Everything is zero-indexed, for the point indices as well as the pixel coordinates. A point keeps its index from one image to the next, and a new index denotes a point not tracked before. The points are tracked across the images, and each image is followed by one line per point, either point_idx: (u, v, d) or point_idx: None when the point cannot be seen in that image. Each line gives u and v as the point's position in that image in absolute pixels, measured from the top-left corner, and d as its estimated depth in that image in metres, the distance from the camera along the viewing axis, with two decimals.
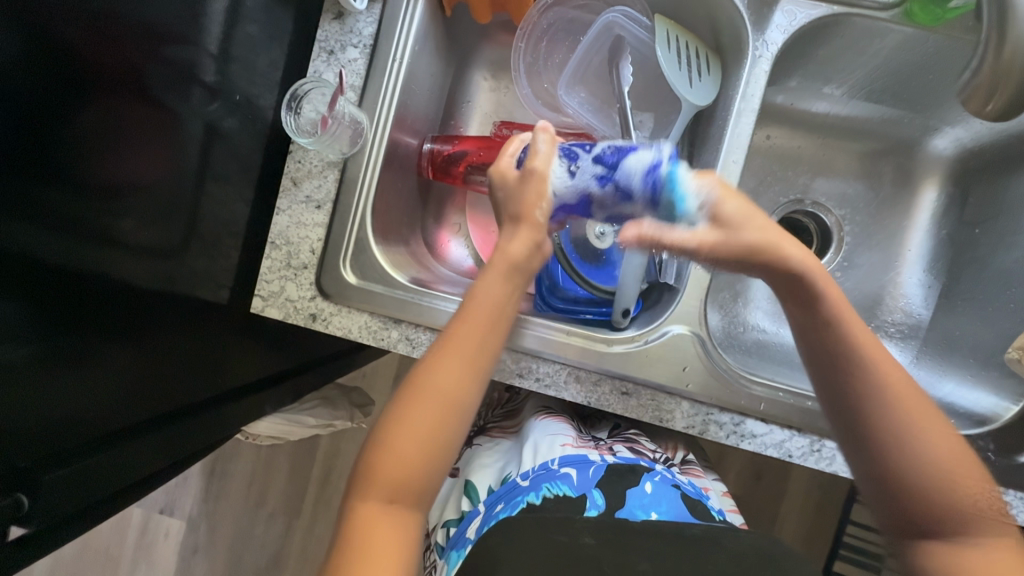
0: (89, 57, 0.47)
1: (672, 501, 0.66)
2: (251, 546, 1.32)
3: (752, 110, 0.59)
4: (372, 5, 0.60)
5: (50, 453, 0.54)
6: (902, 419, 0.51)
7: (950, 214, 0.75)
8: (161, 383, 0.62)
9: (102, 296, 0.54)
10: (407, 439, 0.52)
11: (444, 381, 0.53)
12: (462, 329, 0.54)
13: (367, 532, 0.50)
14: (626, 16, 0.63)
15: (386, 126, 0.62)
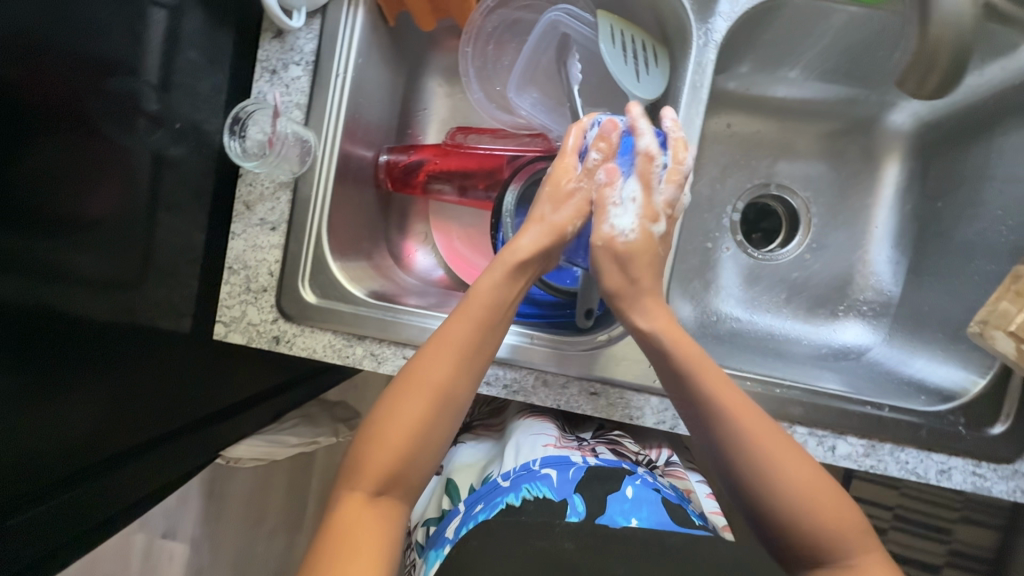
0: (29, 93, 0.46)
1: (652, 505, 0.64)
2: (256, 564, 1.32)
3: (701, 102, 0.60)
4: (311, 21, 0.60)
5: (25, 490, 0.52)
6: (739, 432, 0.50)
7: (913, 189, 0.74)
8: (135, 413, 0.61)
9: (64, 333, 0.53)
10: (396, 431, 0.51)
11: (437, 369, 0.53)
12: (459, 322, 0.54)
13: (353, 526, 0.48)
14: (570, 14, 0.62)
15: (336, 143, 0.62)
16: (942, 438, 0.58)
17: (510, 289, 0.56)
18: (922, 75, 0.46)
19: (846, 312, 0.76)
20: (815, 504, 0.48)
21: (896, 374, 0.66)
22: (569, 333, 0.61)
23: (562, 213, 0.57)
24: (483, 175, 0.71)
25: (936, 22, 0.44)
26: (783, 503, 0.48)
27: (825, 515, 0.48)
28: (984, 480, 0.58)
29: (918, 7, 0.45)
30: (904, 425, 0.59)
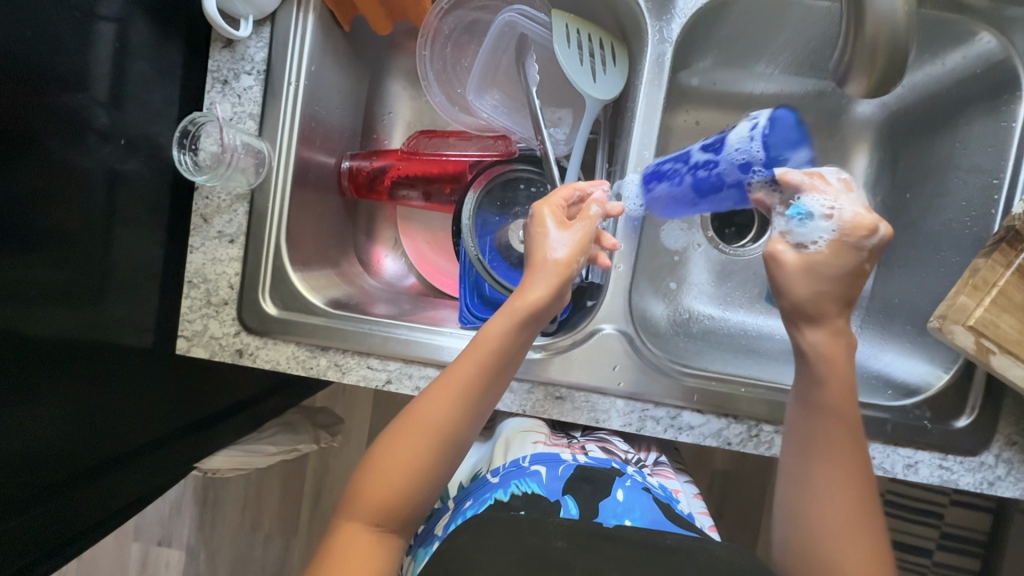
0: None
1: (645, 505, 0.66)
2: (252, 569, 1.32)
3: (660, 101, 0.59)
4: (261, 29, 0.59)
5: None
6: (824, 482, 0.49)
7: (883, 179, 0.73)
8: (106, 426, 0.61)
9: (10, 350, 0.51)
10: (394, 471, 0.50)
11: (440, 411, 0.51)
12: (460, 365, 0.52)
13: (348, 550, 0.48)
14: (525, 14, 0.62)
15: (291, 151, 0.61)
16: (908, 432, 0.58)
17: (520, 336, 0.53)
18: (863, 72, 0.47)
19: None
20: (845, 546, 0.47)
21: (863, 368, 0.65)
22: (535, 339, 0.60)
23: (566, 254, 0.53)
24: (449, 178, 0.71)
25: (870, 19, 0.44)
26: (814, 523, 0.49)
27: (848, 553, 0.47)
28: (951, 473, 0.58)
29: (853, 4, 0.45)
30: (870, 420, 0.59)
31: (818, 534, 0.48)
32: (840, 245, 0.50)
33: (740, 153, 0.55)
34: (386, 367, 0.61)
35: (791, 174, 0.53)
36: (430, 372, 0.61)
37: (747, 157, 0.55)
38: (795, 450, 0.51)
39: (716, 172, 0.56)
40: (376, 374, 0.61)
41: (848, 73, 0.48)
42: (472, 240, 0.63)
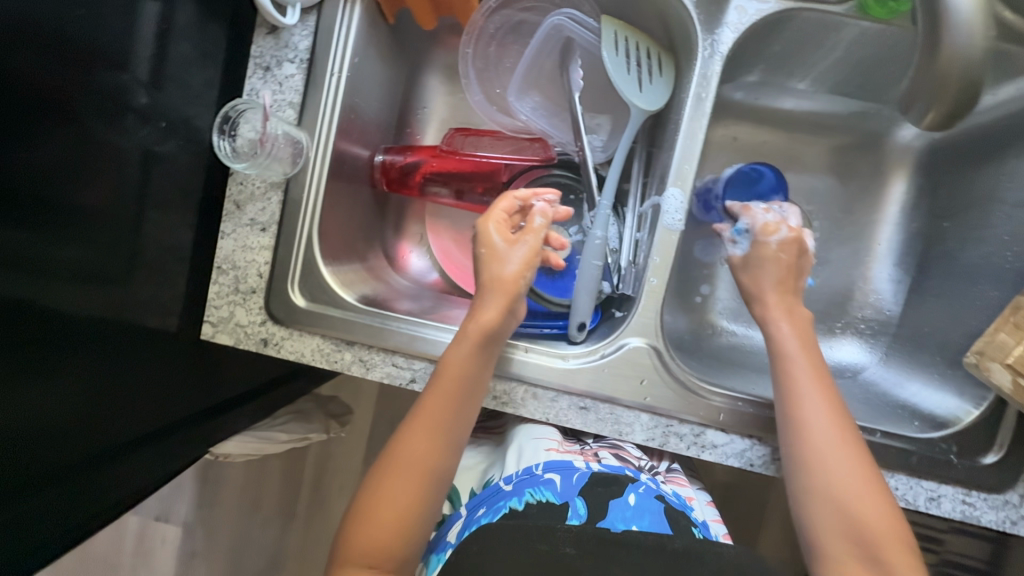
0: (20, 78, 0.45)
1: (654, 515, 0.66)
2: (249, 550, 1.31)
3: (705, 114, 0.57)
4: (307, 18, 0.58)
5: (23, 483, 0.52)
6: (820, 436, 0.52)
7: (921, 206, 0.73)
8: (127, 406, 0.61)
9: (30, 324, 0.50)
10: (384, 516, 0.51)
11: (419, 447, 0.53)
12: (432, 400, 0.54)
13: None
14: (573, 18, 0.62)
15: (329, 143, 0.60)
16: (934, 465, 0.58)
17: (483, 360, 0.55)
18: (931, 102, 0.48)
19: (843, 329, 0.76)
20: (850, 485, 0.50)
21: (892, 398, 0.66)
22: (561, 349, 0.60)
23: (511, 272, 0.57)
24: (483, 178, 0.70)
25: (945, 52, 0.45)
26: (836, 492, 0.50)
27: (866, 516, 0.49)
28: (973, 509, 0.58)
29: (928, 33, 0.46)
30: (895, 451, 0.58)
31: (840, 504, 0.50)
32: (759, 247, 0.61)
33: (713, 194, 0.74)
34: (411, 366, 0.61)
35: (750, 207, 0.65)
36: None
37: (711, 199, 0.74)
38: (793, 427, 0.53)
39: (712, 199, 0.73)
40: (400, 373, 0.61)
41: (919, 100, 0.50)
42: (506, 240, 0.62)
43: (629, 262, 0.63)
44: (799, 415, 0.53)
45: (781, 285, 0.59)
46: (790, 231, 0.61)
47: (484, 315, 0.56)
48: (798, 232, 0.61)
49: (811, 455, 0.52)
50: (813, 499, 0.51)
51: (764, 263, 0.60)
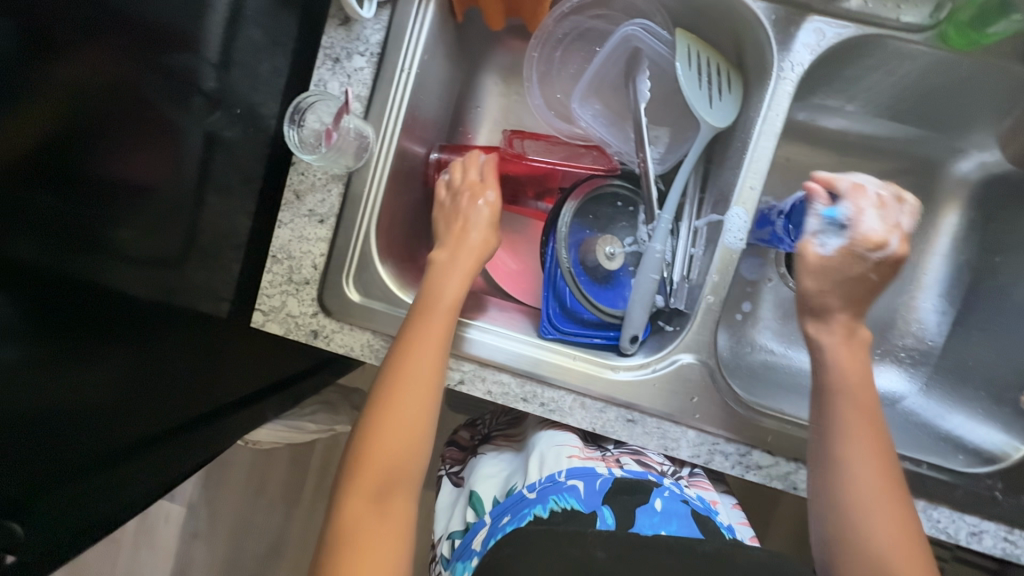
0: (82, 57, 0.45)
1: (682, 519, 0.65)
2: (252, 535, 1.28)
3: (775, 133, 0.57)
4: (381, 12, 0.58)
5: (52, 473, 0.52)
6: (857, 480, 0.52)
7: (971, 239, 0.73)
8: (163, 392, 0.60)
9: (89, 313, 0.51)
10: (389, 432, 0.55)
11: (423, 362, 0.55)
12: (424, 325, 0.57)
13: (360, 517, 0.53)
14: (646, 29, 0.61)
15: (393, 140, 0.60)
16: (978, 501, 0.58)
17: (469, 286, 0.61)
18: None
19: (882, 356, 0.75)
20: (882, 528, 0.51)
21: (933, 428, 0.65)
22: (614, 361, 0.60)
23: (480, 221, 0.64)
24: (535, 182, 0.71)
25: None
26: (865, 515, 0.52)
27: (884, 532, 0.51)
28: (1014, 546, 0.58)
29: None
30: (939, 484, 0.58)
31: (867, 533, 0.51)
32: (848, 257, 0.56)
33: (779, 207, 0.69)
34: (460, 368, 0.60)
35: (863, 187, 0.58)
36: (504, 378, 0.60)
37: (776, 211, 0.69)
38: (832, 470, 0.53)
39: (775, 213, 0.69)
40: (449, 373, 0.60)
41: None
42: (563, 242, 0.64)
43: (683, 276, 0.63)
44: (830, 446, 0.54)
45: (859, 299, 0.56)
46: (891, 235, 0.56)
47: (465, 256, 0.62)
48: (896, 236, 0.56)
49: (843, 483, 0.52)
50: (842, 523, 0.52)
51: (836, 264, 0.57)
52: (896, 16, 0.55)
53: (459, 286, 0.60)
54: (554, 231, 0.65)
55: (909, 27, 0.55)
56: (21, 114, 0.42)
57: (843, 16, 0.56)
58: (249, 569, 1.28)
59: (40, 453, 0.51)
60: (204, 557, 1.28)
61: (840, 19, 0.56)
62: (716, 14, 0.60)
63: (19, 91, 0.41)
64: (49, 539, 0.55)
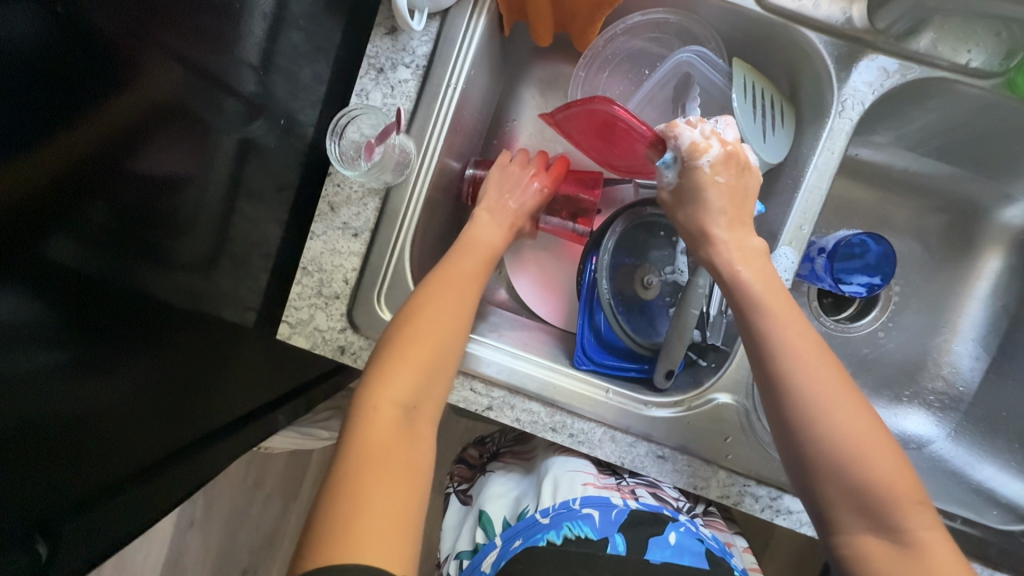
0: (133, 57, 0.42)
1: (696, 557, 0.63)
2: (246, 527, 1.26)
3: (829, 173, 0.55)
4: (430, 23, 0.56)
5: (78, 488, 0.50)
6: (830, 404, 0.47)
7: (1013, 286, 0.71)
8: (181, 399, 0.58)
9: (120, 326, 0.49)
10: (418, 347, 0.51)
11: (458, 289, 0.55)
12: (468, 258, 0.58)
13: (377, 441, 0.47)
14: (701, 56, 0.59)
15: (433, 156, 0.58)
16: (1008, 557, 0.57)
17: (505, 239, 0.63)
18: None
19: (910, 398, 0.74)
20: (865, 452, 0.46)
21: (963, 478, 0.65)
22: (648, 394, 0.59)
23: (519, 198, 0.65)
24: (570, 204, 0.71)
25: None
26: (855, 458, 0.46)
27: (883, 474, 0.46)
28: None
29: None
30: (969, 538, 0.57)
31: (854, 480, 0.46)
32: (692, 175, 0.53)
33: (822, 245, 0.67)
34: (489, 394, 0.59)
35: (676, 121, 0.55)
36: (534, 407, 0.58)
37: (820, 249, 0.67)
38: (802, 396, 0.47)
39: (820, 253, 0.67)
40: (477, 399, 0.59)
41: None
42: (602, 258, 0.64)
43: (720, 312, 0.61)
44: (801, 398, 0.47)
45: (730, 219, 0.53)
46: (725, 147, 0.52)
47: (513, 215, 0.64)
48: (732, 147, 0.53)
49: (829, 435, 0.46)
50: (822, 471, 0.47)
51: (704, 190, 0.53)
52: (967, 60, 0.53)
53: (506, 235, 0.63)
54: (594, 259, 0.65)
55: (978, 72, 0.53)
56: (70, 112, 0.39)
57: (909, 57, 0.54)
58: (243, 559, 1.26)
59: (70, 466, 0.48)
60: (197, 546, 1.25)
61: (904, 61, 0.54)
62: (775, 45, 0.58)
63: (79, 99, 0.39)
64: (80, 562, 0.52)
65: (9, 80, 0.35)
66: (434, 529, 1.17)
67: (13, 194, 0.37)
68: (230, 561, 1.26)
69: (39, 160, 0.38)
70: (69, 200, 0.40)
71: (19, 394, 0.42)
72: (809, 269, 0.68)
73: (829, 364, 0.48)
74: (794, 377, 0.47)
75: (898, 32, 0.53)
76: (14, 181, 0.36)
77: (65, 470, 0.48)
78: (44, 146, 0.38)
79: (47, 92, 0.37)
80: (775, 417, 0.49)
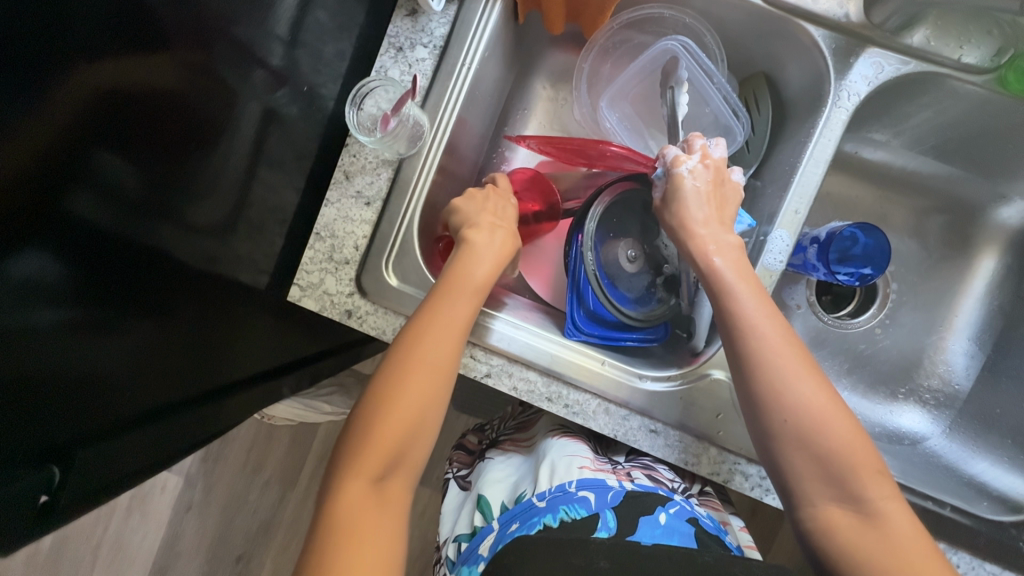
0: (163, 26, 0.45)
1: (686, 537, 0.62)
2: (244, 512, 1.26)
3: (825, 159, 0.57)
4: (448, 7, 0.60)
5: (89, 428, 0.52)
6: (794, 382, 0.49)
7: (1007, 286, 0.73)
8: (190, 357, 0.60)
9: (130, 282, 0.51)
10: (395, 417, 0.52)
11: (438, 348, 0.54)
12: (451, 301, 0.56)
13: (353, 511, 0.49)
14: (687, 47, 0.62)
15: (445, 132, 0.61)
16: (1000, 549, 0.57)
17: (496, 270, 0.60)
18: None
19: (907, 396, 0.75)
20: (829, 431, 0.47)
21: (957, 472, 0.65)
22: (655, 372, 0.60)
23: (500, 210, 0.65)
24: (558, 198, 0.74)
25: None
26: (817, 431, 0.48)
27: (843, 443, 0.47)
28: None
29: None
30: (960, 527, 0.58)
31: (817, 447, 0.47)
32: (674, 182, 0.57)
33: (813, 234, 0.68)
34: (488, 361, 0.60)
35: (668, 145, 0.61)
36: (531, 376, 0.60)
37: (811, 239, 0.68)
38: (770, 382, 0.49)
39: (811, 243, 0.68)
40: (477, 366, 0.60)
41: None
42: (587, 244, 0.65)
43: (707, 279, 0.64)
44: (769, 373, 0.49)
45: (712, 218, 0.56)
46: (705, 160, 0.57)
47: (500, 247, 0.61)
48: (713, 162, 0.57)
49: (790, 406, 0.48)
50: (788, 441, 0.48)
51: (686, 196, 0.57)
52: (958, 56, 0.56)
53: (491, 271, 0.59)
54: (579, 234, 0.66)
55: (971, 68, 0.56)
56: (93, 68, 0.42)
57: (904, 52, 0.56)
58: (238, 544, 1.26)
59: (79, 411, 0.50)
60: (193, 530, 1.26)
61: (900, 55, 0.56)
62: (773, 39, 0.61)
63: (104, 58, 0.42)
64: (92, 496, 0.54)
65: (32, 23, 0.37)
66: (430, 519, 1.17)
67: (20, 156, 0.39)
68: (226, 546, 1.26)
69: (56, 111, 0.41)
70: (86, 151, 0.44)
71: (26, 345, 0.44)
72: (798, 259, 0.69)
73: (794, 349, 0.50)
74: (759, 350, 0.50)
75: (894, 27, 0.56)
76: (26, 144, 0.39)
77: (68, 411, 0.50)
78: (65, 102, 0.41)
79: (68, 40, 0.40)
80: (742, 388, 0.51)
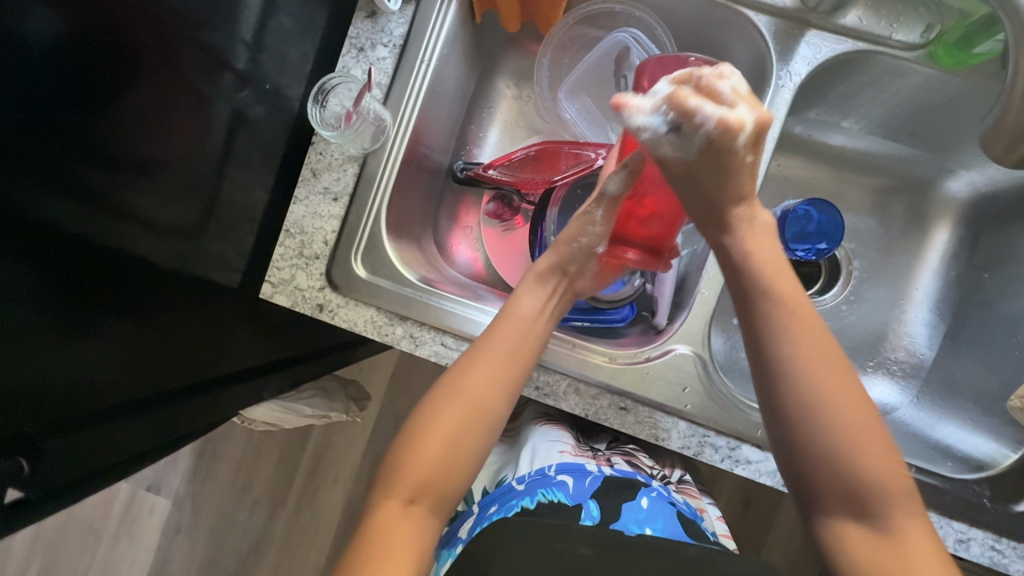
0: (130, 35, 0.47)
1: (668, 517, 0.63)
2: (234, 532, 1.24)
3: (773, 136, 0.60)
4: (406, 7, 0.62)
5: (60, 421, 0.53)
6: (843, 417, 0.50)
7: (960, 257, 0.75)
8: (164, 356, 0.61)
9: (103, 283, 0.53)
10: (433, 437, 0.55)
11: (480, 383, 0.56)
12: (495, 343, 0.57)
13: (388, 530, 0.51)
14: (637, 39, 0.67)
15: (408, 126, 0.63)
16: (967, 507, 0.58)
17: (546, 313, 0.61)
18: None
19: (875, 368, 0.76)
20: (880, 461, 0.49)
21: (923, 437, 0.66)
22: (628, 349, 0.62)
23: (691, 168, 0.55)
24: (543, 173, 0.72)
25: None
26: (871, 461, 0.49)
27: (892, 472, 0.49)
28: (1001, 556, 0.57)
29: None
30: (928, 488, 0.59)
31: (852, 463, 0.49)
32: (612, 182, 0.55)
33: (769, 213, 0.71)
34: (459, 348, 0.62)
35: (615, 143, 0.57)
36: None
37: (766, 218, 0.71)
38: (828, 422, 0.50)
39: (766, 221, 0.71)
40: (448, 353, 0.62)
41: None
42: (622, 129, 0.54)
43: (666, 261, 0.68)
44: (823, 412, 0.50)
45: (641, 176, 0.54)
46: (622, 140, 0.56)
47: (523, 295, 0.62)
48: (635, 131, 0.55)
49: (820, 395, 0.50)
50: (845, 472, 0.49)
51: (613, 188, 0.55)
52: (889, 35, 0.59)
53: (530, 322, 0.59)
54: (543, 221, 0.73)
55: (903, 45, 0.59)
56: (61, 75, 0.44)
57: (838, 33, 0.59)
58: (229, 565, 1.24)
59: (51, 405, 0.52)
60: (183, 553, 1.24)
61: (836, 35, 0.59)
62: (717, 26, 0.64)
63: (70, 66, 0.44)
64: (63, 488, 0.56)
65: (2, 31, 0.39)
66: None
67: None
68: (217, 568, 1.24)
69: (24, 117, 0.43)
70: (55, 156, 0.45)
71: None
72: None
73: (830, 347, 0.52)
74: (780, 341, 0.52)
75: (827, 9, 0.58)
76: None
77: (39, 407, 0.51)
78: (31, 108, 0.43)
79: (22, 42, 0.41)
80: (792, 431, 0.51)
